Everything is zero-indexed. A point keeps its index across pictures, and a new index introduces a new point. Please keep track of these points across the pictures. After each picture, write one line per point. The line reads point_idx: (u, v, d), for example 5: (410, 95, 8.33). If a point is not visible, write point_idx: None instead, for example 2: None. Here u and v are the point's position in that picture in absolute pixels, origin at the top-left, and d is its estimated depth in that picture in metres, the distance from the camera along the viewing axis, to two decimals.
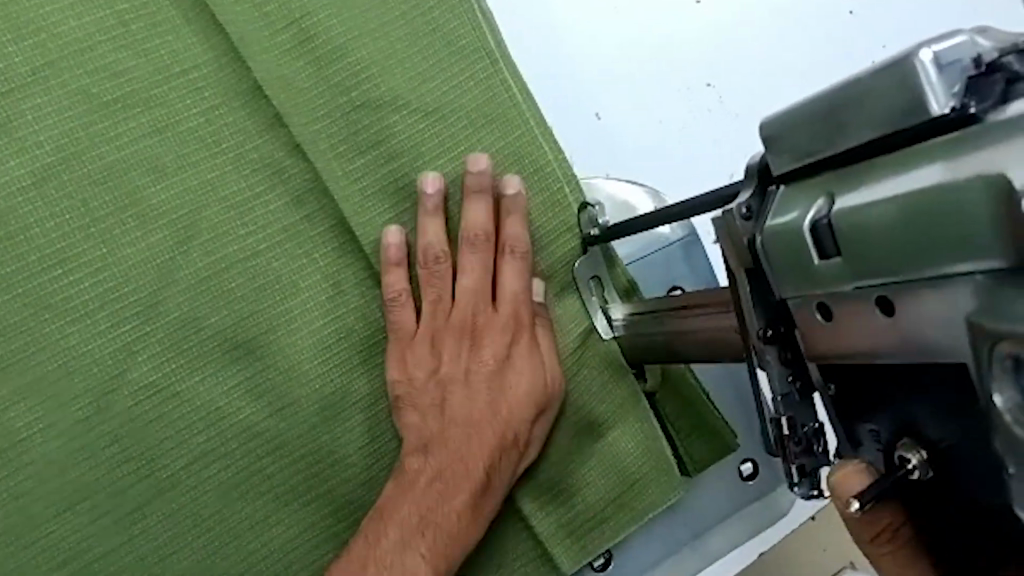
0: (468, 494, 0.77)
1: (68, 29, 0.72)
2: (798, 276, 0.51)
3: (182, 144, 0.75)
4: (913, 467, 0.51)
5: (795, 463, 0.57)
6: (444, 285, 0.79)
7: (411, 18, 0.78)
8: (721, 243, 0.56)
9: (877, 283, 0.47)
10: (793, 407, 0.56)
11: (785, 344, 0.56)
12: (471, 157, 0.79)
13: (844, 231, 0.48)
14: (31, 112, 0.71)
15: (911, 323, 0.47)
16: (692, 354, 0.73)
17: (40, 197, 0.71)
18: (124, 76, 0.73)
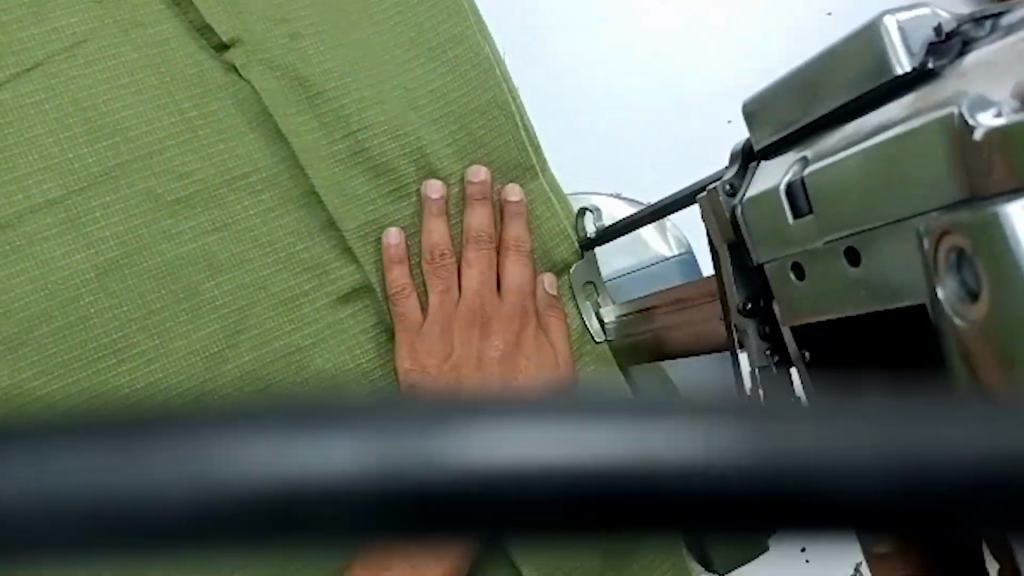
0: None
1: (140, 133, 0.77)
2: (773, 242, 0.49)
3: (237, 243, 0.79)
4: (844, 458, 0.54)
5: None
6: (451, 278, 0.86)
7: (458, 134, 0.85)
8: (707, 220, 0.55)
9: (842, 236, 0.44)
10: (769, 382, 0.53)
11: (766, 318, 0.53)
12: (471, 168, 0.85)
13: (818, 187, 0.45)
14: (100, 209, 0.76)
15: (871, 271, 0.43)
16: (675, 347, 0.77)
17: (102, 290, 0.75)
18: (188, 178, 0.78)
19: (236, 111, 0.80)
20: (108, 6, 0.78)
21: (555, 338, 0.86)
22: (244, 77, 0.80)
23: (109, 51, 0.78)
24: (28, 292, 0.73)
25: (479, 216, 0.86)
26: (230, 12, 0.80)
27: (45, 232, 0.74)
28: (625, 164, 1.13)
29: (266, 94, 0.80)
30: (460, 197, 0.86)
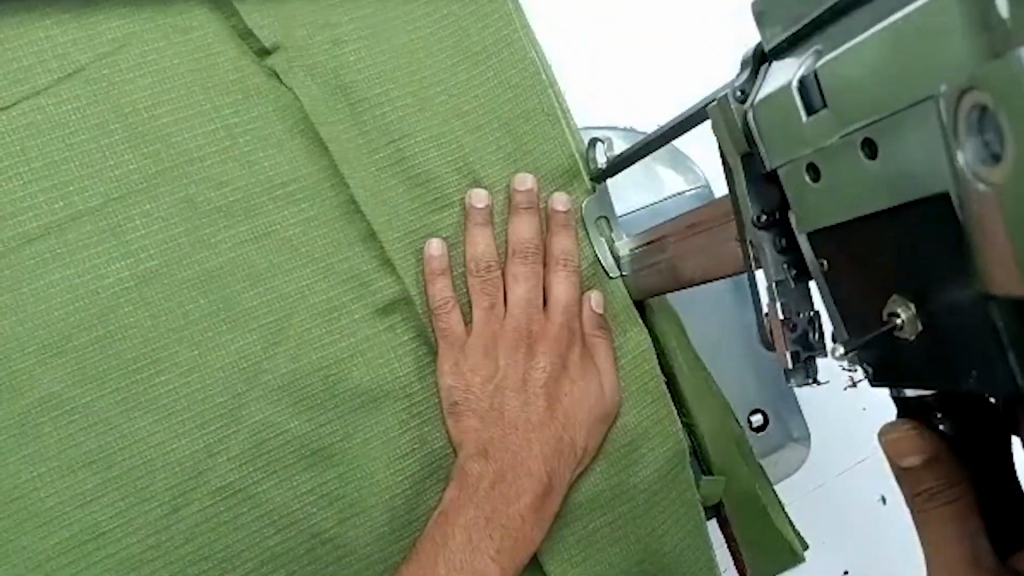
0: (530, 496, 0.78)
1: (181, 140, 0.76)
2: (786, 142, 0.51)
3: (276, 253, 0.78)
4: (902, 322, 0.47)
5: (790, 349, 0.55)
6: (496, 292, 0.81)
7: (502, 143, 0.83)
8: (718, 136, 0.56)
9: (810, 151, 0.49)
10: (788, 294, 0.55)
11: (783, 232, 0.55)
12: (517, 177, 0.82)
13: (772, 125, 0.51)
14: (141, 217, 0.75)
15: (892, 163, 0.45)
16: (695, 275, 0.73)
17: (141, 300, 0.74)
18: (229, 186, 0.77)
19: (279, 119, 0.79)
20: (152, 11, 0.77)
21: (601, 364, 0.82)
22: (286, 83, 0.78)
23: (153, 57, 0.77)
24: (68, 302, 0.73)
25: (526, 227, 0.82)
26: (274, 19, 0.79)
27: (86, 240, 0.73)
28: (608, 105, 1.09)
29: (307, 101, 0.78)
30: (505, 209, 0.83)
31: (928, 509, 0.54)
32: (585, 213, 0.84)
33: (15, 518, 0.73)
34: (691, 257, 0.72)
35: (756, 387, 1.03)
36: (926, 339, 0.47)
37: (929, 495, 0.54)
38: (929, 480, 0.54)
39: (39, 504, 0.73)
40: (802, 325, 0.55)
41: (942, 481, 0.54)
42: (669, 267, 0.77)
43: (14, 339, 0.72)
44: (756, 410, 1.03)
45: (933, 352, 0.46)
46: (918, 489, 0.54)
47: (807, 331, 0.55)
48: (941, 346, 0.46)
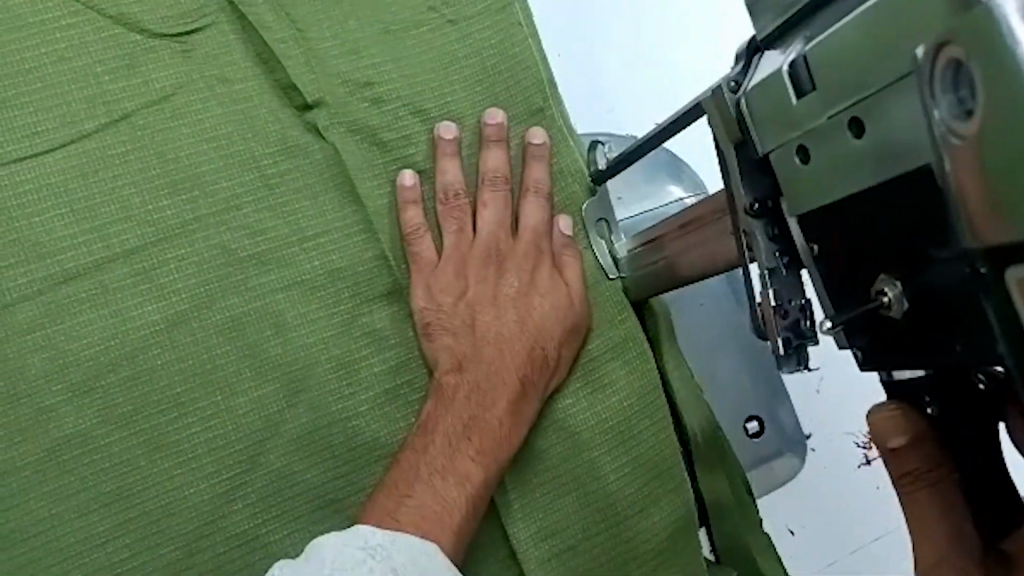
0: (506, 400, 0.78)
1: (219, 188, 0.78)
2: (777, 125, 0.53)
3: (304, 303, 0.79)
4: (890, 301, 0.49)
5: (781, 335, 0.56)
6: (465, 216, 0.83)
7: None
8: (712, 123, 0.58)
9: (797, 131, 0.51)
10: (779, 281, 0.56)
11: (774, 220, 0.57)
12: (488, 112, 0.84)
13: (762, 108, 0.53)
14: (175, 261, 0.76)
15: (876, 140, 0.46)
16: (692, 267, 0.74)
17: (170, 343, 0.75)
18: (263, 235, 0.78)
19: (316, 172, 0.81)
20: (199, 62, 0.79)
21: (569, 280, 0.83)
22: (327, 138, 0.80)
23: (198, 106, 0.79)
24: (98, 342, 0.74)
25: (496, 157, 0.83)
26: (318, 75, 0.81)
27: (122, 283, 0.75)
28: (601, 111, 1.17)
29: (348, 159, 0.81)
30: (474, 138, 0.84)
31: (914, 490, 0.57)
32: (586, 215, 0.87)
33: (29, 554, 0.73)
34: (687, 254, 0.74)
35: (750, 391, 1.04)
36: (914, 318, 0.49)
37: (915, 476, 0.57)
38: (912, 462, 0.57)
39: (55, 542, 0.73)
40: (794, 313, 0.56)
41: (925, 464, 0.57)
42: (667, 265, 0.79)
43: (43, 377, 0.73)
44: (751, 414, 1.04)
45: (920, 329, 0.49)
46: (904, 469, 0.57)
47: (798, 319, 0.57)
48: (931, 321, 0.48)
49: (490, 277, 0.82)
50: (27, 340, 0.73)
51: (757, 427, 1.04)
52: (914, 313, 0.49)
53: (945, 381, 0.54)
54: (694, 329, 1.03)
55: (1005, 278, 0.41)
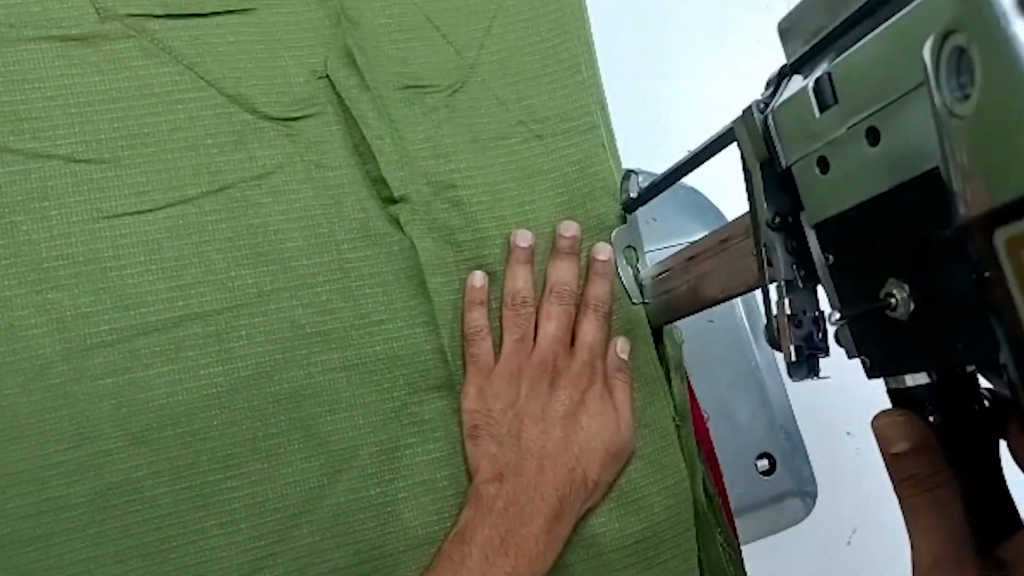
0: (543, 519, 0.81)
1: (299, 265, 0.82)
2: (799, 140, 0.52)
3: (360, 385, 0.82)
4: (897, 302, 0.48)
5: (792, 345, 0.55)
6: (528, 326, 0.85)
7: None
8: (741, 144, 0.57)
9: (818, 144, 0.50)
10: (794, 292, 0.55)
11: (793, 234, 0.56)
12: (563, 224, 0.87)
13: (787, 124, 0.53)
14: (247, 328, 0.80)
15: (892, 145, 0.46)
16: (711, 289, 0.73)
17: (229, 405, 0.78)
18: (332, 314, 0.82)
19: (391, 263, 0.85)
20: (301, 147, 0.85)
21: (619, 406, 0.84)
22: (406, 232, 0.85)
23: (293, 187, 0.84)
24: (166, 396, 0.77)
25: (565, 268, 0.85)
26: (407, 172, 0.86)
27: (196, 342, 0.78)
28: (655, 148, 1.12)
29: (423, 254, 0.85)
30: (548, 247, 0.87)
31: (912, 493, 0.54)
32: (614, 240, 0.89)
33: None
34: (710, 277, 0.72)
35: (761, 430, 1.04)
36: (919, 320, 0.47)
37: (914, 481, 0.54)
38: (914, 467, 0.54)
39: None
40: (808, 325, 0.54)
41: (927, 469, 0.54)
42: (688, 290, 0.77)
43: (107, 422, 0.76)
44: (763, 452, 1.03)
45: (925, 334, 0.47)
46: (902, 474, 0.54)
47: (812, 331, 0.55)
48: (936, 322, 0.46)
49: (541, 390, 0.84)
50: (100, 385, 0.76)
51: (767, 465, 1.03)
52: (920, 315, 0.47)
53: (949, 387, 0.52)
54: (710, 361, 1.05)
55: (995, 242, 0.38)
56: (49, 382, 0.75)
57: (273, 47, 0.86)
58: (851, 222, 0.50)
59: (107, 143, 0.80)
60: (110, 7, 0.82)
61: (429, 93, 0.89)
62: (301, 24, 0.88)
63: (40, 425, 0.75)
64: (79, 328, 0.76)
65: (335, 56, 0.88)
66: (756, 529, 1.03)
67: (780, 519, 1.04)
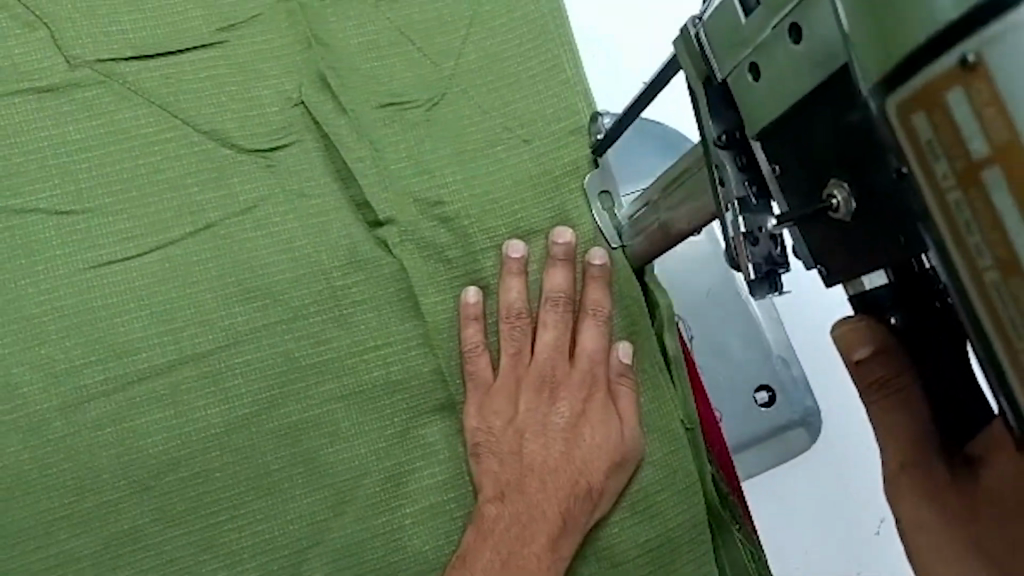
0: (546, 533, 0.78)
1: (290, 297, 0.81)
2: (730, 49, 0.52)
3: (359, 412, 0.81)
4: (838, 202, 0.48)
5: (750, 262, 0.55)
6: (525, 339, 0.83)
7: None
8: (682, 65, 0.58)
9: (747, 50, 0.51)
10: (748, 208, 0.55)
11: (742, 150, 0.56)
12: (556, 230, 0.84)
13: (717, 36, 0.53)
14: (241, 366, 0.80)
15: (814, 40, 0.46)
16: (682, 219, 0.72)
17: (229, 445, 0.78)
18: (325, 344, 0.81)
19: (382, 287, 0.83)
20: (283, 178, 0.84)
21: (623, 413, 0.82)
22: (394, 254, 0.83)
23: (277, 219, 0.83)
24: (163, 441, 0.77)
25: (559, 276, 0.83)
26: (392, 193, 0.84)
27: (190, 384, 0.79)
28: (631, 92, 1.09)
29: (414, 275, 0.83)
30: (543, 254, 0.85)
31: (879, 398, 0.57)
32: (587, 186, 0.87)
33: None
34: (677, 211, 0.72)
35: (755, 361, 1.03)
36: (863, 215, 0.48)
37: (880, 385, 0.56)
38: (878, 371, 0.56)
39: None
40: (764, 242, 0.55)
41: (889, 372, 0.56)
42: (662, 224, 0.76)
43: (108, 472, 0.76)
44: (762, 385, 1.03)
45: (870, 228, 0.48)
46: (867, 380, 0.57)
47: (770, 248, 0.56)
48: (878, 218, 0.47)
49: (539, 400, 0.82)
50: (98, 436, 0.77)
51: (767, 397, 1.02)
52: (862, 211, 0.48)
53: (907, 286, 0.54)
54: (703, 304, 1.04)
55: (888, 111, 0.41)
56: (47, 437, 0.76)
57: (247, 78, 0.85)
58: (789, 131, 0.50)
59: (86, 191, 0.80)
60: (79, 55, 0.82)
61: (408, 109, 0.87)
62: (273, 52, 0.86)
63: (43, 479, 0.76)
64: (73, 380, 0.77)
65: (310, 81, 0.86)
66: (760, 463, 1.02)
67: (785, 450, 1.03)
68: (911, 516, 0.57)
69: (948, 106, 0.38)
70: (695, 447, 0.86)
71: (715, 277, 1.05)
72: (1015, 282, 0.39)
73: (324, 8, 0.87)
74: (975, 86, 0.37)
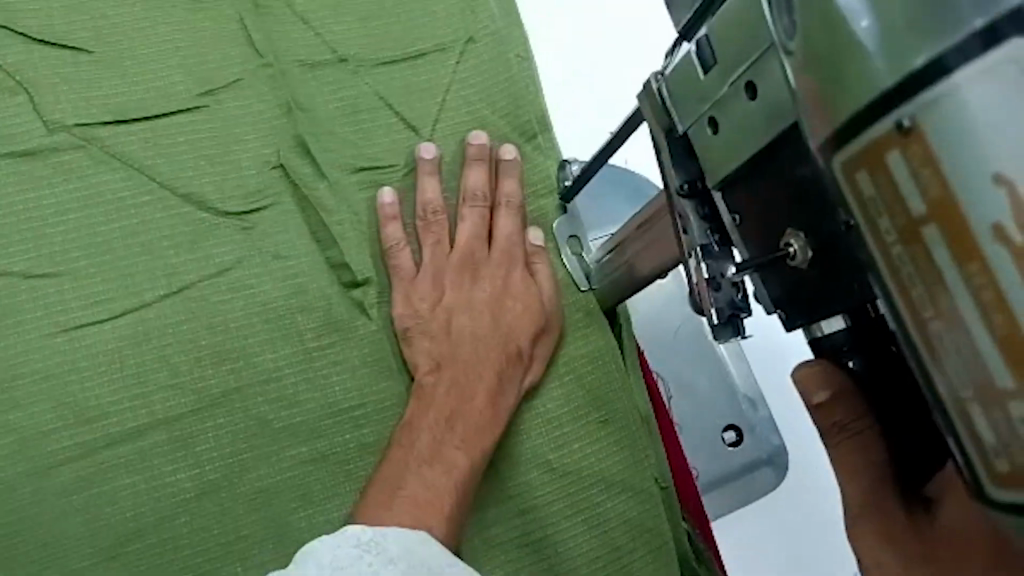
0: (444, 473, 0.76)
1: (264, 359, 0.81)
2: (691, 105, 0.56)
3: (331, 476, 0.80)
4: (795, 251, 0.51)
5: (714, 306, 0.59)
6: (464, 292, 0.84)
7: (571, 395, 0.85)
8: (649, 121, 0.62)
9: (706, 106, 0.55)
10: (712, 255, 0.59)
11: (704, 201, 0.60)
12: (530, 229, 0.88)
13: (681, 92, 0.57)
14: (213, 429, 0.79)
15: (769, 97, 0.49)
16: (650, 265, 0.76)
17: (198, 510, 0.77)
18: (298, 407, 0.81)
19: (357, 350, 0.83)
20: (259, 241, 0.84)
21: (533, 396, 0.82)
22: (371, 316, 0.84)
23: (252, 281, 0.83)
24: (131, 507, 0.76)
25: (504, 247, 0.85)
26: (371, 257, 0.86)
27: (160, 449, 0.78)
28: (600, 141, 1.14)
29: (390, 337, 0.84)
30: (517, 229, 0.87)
31: (838, 442, 0.57)
32: (556, 232, 0.89)
33: None
34: (645, 258, 0.76)
35: (723, 400, 1.05)
36: (817, 265, 0.51)
37: (840, 428, 0.57)
38: (837, 416, 0.57)
39: None
40: (726, 286, 0.59)
41: (849, 416, 0.57)
42: (632, 269, 0.79)
43: (74, 539, 0.75)
44: (728, 425, 1.04)
45: (823, 278, 0.51)
46: (829, 423, 0.57)
47: (733, 292, 0.59)
48: (832, 269, 0.50)
49: (473, 419, 0.79)
50: (65, 502, 0.76)
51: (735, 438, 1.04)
52: (817, 261, 0.51)
53: (864, 332, 0.56)
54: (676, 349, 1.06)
55: (835, 170, 0.41)
56: (12, 504, 0.75)
57: (225, 142, 0.86)
58: (748, 183, 0.54)
59: (60, 254, 0.80)
60: (59, 119, 0.83)
61: (385, 174, 0.88)
62: (252, 116, 0.87)
63: (7, 547, 0.75)
64: (41, 446, 0.76)
65: (287, 145, 0.87)
66: (727, 501, 1.06)
67: (752, 488, 1.06)
68: (870, 556, 0.57)
69: (888, 165, 0.38)
70: (670, 507, 0.86)
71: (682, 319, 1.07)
72: (958, 338, 0.38)
73: (302, 75, 0.89)
74: (911, 148, 0.37)
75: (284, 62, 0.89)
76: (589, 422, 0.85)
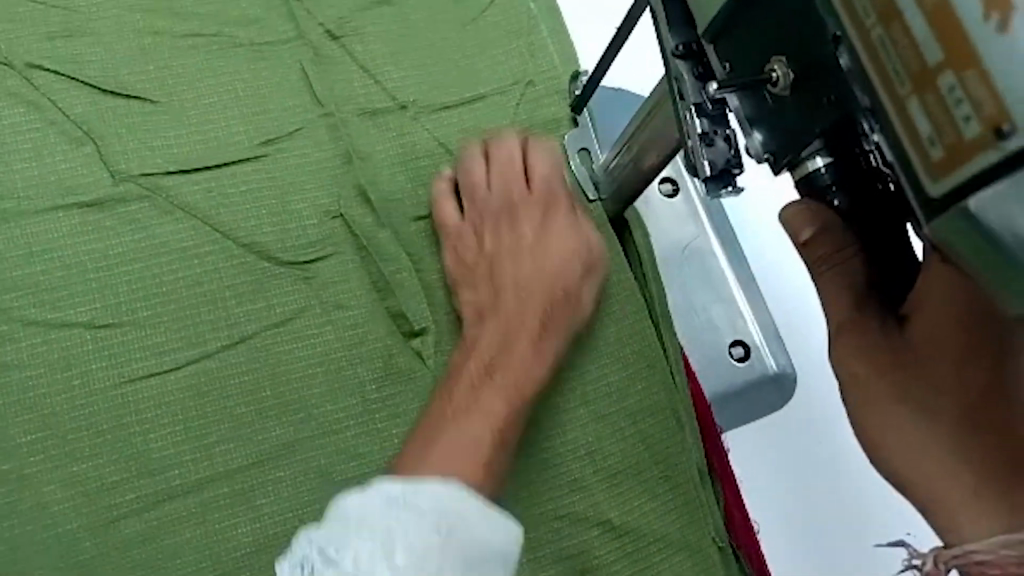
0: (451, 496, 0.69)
1: (323, 411, 0.81)
2: None
3: None
4: (777, 75, 0.53)
5: (703, 158, 0.60)
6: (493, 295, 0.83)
7: (631, 449, 0.85)
8: None
9: None
10: (704, 112, 0.60)
11: (699, 59, 0.60)
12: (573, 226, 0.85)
13: None
14: (274, 483, 0.79)
15: None
16: (654, 158, 0.79)
17: (258, 566, 0.77)
18: (357, 460, 0.80)
19: (417, 403, 0.82)
20: (319, 290, 0.84)
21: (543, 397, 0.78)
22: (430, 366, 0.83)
23: (313, 331, 0.83)
24: (193, 561, 0.76)
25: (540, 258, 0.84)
26: (429, 306, 0.85)
27: (221, 502, 0.78)
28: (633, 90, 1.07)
29: None
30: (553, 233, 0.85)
31: (822, 272, 0.62)
32: (565, 143, 0.92)
33: None
34: (647, 149, 0.79)
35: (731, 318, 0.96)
36: (798, 90, 0.53)
37: (823, 262, 0.62)
38: (821, 249, 0.62)
39: None
40: (718, 143, 0.60)
41: (831, 250, 0.62)
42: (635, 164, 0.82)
43: None
44: (735, 341, 0.95)
45: (805, 99, 0.53)
46: (817, 256, 0.62)
47: (726, 147, 0.60)
48: (811, 88, 0.52)
49: (486, 406, 0.75)
50: (128, 555, 0.75)
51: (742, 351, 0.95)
52: (798, 84, 0.53)
53: (848, 173, 0.60)
54: (682, 278, 0.97)
55: None
56: (75, 557, 0.75)
57: (286, 191, 0.86)
58: (734, 23, 0.55)
59: (126, 304, 0.81)
60: (124, 170, 0.83)
61: None
62: (313, 165, 0.87)
63: None
64: (106, 499, 0.76)
65: (348, 194, 0.86)
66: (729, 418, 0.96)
67: (759, 405, 0.97)
68: (846, 373, 0.61)
69: None
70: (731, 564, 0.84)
71: (686, 229, 0.99)
72: (896, 27, 0.41)
73: (362, 124, 0.89)
74: None
75: (345, 111, 0.89)
76: (647, 478, 0.84)
